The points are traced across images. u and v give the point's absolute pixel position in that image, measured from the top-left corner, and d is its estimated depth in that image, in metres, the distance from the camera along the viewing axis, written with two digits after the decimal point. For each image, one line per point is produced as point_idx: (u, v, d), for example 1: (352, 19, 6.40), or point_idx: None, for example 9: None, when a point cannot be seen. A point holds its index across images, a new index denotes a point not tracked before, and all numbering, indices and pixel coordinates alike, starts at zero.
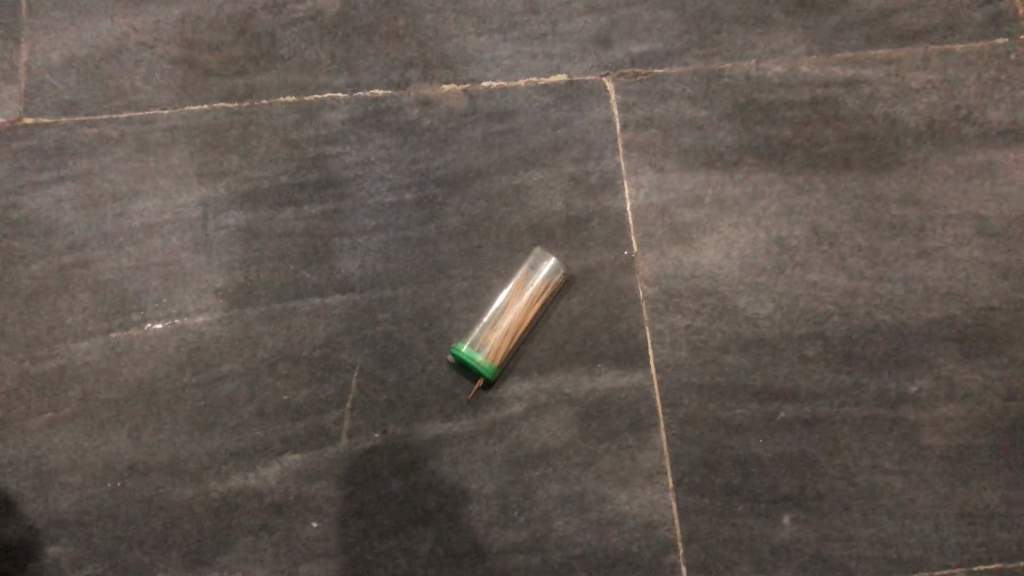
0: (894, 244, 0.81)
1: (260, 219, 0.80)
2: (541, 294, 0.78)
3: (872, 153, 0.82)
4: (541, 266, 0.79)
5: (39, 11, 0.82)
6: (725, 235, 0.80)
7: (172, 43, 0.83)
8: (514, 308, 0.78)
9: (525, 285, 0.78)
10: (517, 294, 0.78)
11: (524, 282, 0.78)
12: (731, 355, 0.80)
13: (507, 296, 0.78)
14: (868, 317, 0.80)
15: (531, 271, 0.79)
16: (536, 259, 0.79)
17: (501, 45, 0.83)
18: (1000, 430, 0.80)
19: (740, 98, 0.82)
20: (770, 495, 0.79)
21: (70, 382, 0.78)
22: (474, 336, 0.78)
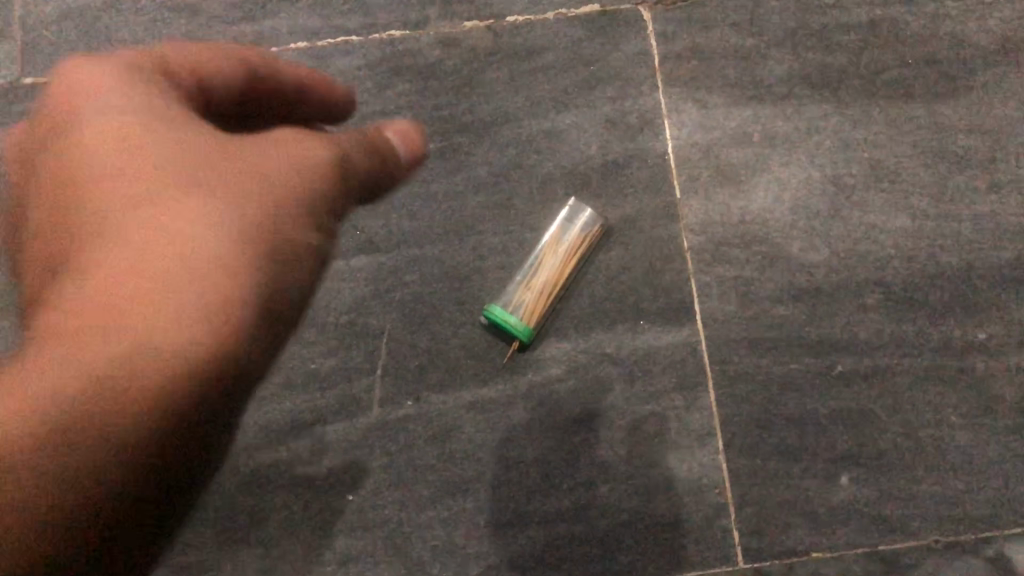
0: (962, 178, 0.74)
1: None
2: (579, 249, 0.73)
3: (937, 77, 0.75)
4: (577, 219, 0.74)
5: None
6: (775, 175, 0.74)
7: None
8: (550, 263, 0.73)
9: (559, 241, 0.73)
10: (551, 251, 0.73)
11: (560, 235, 0.73)
12: (784, 306, 0.74)
13: (542, 251, 0.74)
14: (934, 260, 0.74)
15: (567, 223, 0.74)
16: (572, 212, 0.74)
17: None
18: None
19: (790, 24, 0.76)
20: (828, 455, 0.74)
21: None
22: (505, 296, 0.73)
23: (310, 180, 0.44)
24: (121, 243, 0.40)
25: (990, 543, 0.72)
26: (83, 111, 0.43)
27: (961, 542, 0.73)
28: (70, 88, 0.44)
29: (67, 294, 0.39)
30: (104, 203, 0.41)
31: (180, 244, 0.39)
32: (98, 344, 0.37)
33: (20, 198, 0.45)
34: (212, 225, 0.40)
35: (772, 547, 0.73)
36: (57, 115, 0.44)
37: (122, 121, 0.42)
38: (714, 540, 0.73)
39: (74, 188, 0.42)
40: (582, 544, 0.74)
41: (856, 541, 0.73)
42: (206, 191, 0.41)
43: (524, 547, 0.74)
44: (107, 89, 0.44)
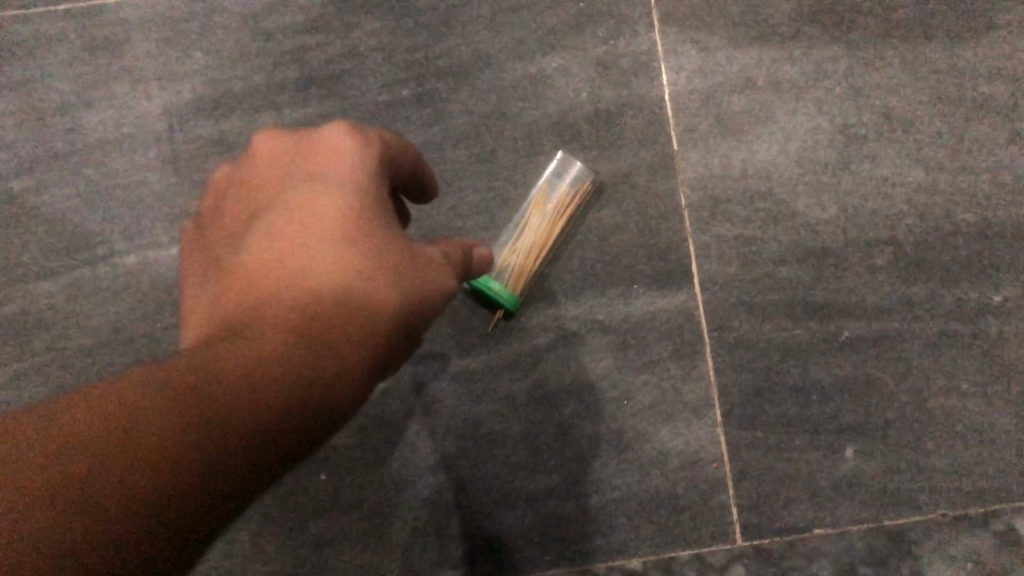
0: (979, 127, 0.68)
1: (232, 128, 0.69)
2: (568, 206, 0.67)
3: (954, 16, 0.69)
4: (564, 174, 0.68)
5: None
6: (779, 124, 0.69)
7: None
8: (535, 223, 0.67)
9: (546, 201, 0.67)
10: (538, 211, 0.67)
11: (546, 194, 0.68)
12: (787, 267, 0.69)
13: (526, 211, 0.68)
14: (947, 217, 0.68)
15: (553, 180, 0.68)
16: (558, 167, 0.68)
17: None
18: None
19: None
20: (833, 425, 0.69)
21: (28, 330, 0.67)
22: None
23: (450, 288, 0.47)
24: (322, 283, 0.43)
25: (1000, 516, 0.68)
26: (337, 161, 0.47)
27: (969, 515, 0.68)
28: (330, 139, 0.48)
29: (271, 315, 0.42)
30: (320, 244, 0.44)
31: (363, 311, 0.43)
32: (267, 378, 0.39)
33: (243, 195, 0.49)
34: (393, 306, 0.44)
35: (772, 525, 0.68)
36: (310, 155, 0.48)
37: (365, 190, 0.46)
38: (712, 517, 0.69)
39: (304, 222, 0.45)
40: (571, 524, 0.69)
41: (860, 516, 0.68)
42: (399, 274, 0.45)
43: (509, 528, 0.69)
44: (356, 156, 0.47)
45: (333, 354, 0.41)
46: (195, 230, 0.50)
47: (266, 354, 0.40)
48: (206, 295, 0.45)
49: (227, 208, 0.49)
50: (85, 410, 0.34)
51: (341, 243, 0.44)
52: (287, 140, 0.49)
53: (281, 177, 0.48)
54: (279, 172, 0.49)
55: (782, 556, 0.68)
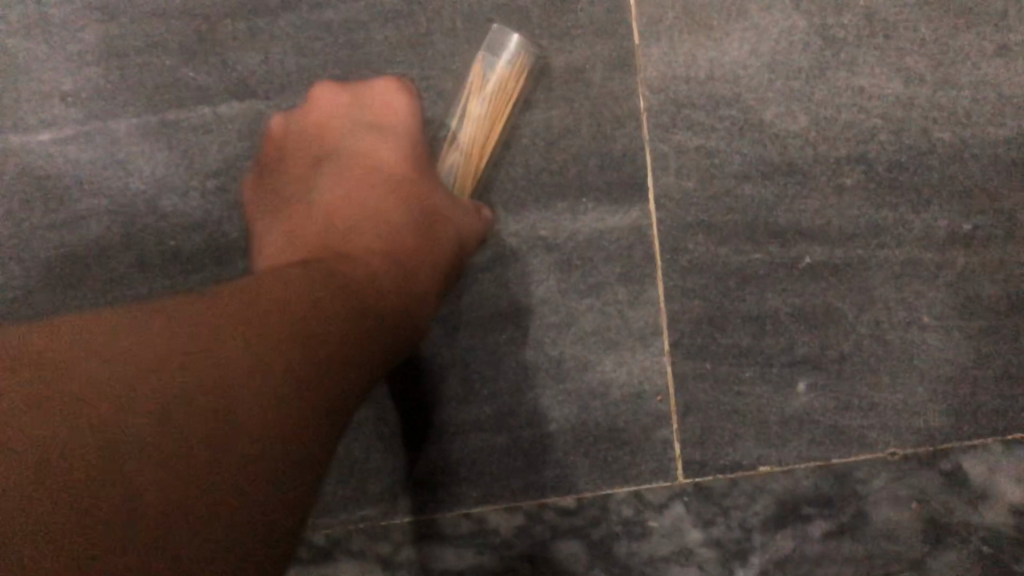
0: (964, 37, 0.62)
1: None
2: (512, 90, 0.59)
3: None
4: (500, 52, 0.59)
5: None
6: (751, 21, 0.62)
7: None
8: (476, 114, 0.58)
9: (484, 83, 0.58)
10: (477, 96, 0.58)
11: (484, 78, 0.58)
12: (750, 183, 0.62)
13: (466, 101, 0.59)
14: (924, 136, 0.62)
15: (488, 60, 0.59)
16: (492, 46, 0.59)
17: None
18: None
19: None
20: (786, 358, 0.63)
21: None
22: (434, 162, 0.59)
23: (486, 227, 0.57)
24: (393, 221, 0.51)
25: (948, 456, 0.64)
26: (393, 117, 0.56)
27: (919, 455, 0.64)
28: (379, 97, 0.56)
29: (353, 253, 0.48)
30: (384, 193, 0.53)
31: (428, 242, 0.52)
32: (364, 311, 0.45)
33: (306, 147, 0.57)
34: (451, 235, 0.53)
35: (716, 462, 0.63)
36: (365, 110, 0.56)
37: (414, 141, 0.56)
38: (653, 453, 0.63)
39: (372, 170, 0.54)
40: (501, 458, 0.63)
41: (808, 454, 0.64)
42: (451, 209, 0.54)
43: (436, 460, 0.63)
44: (404, 109, 0.56)
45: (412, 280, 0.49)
46: (262, 178, 0.57)
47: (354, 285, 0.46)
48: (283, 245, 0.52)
49: (291, 158, 0.57)
50: (129, 370, 0.35)
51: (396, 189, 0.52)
52: (338, 94, 0.57)
53: (343, 130, 0.56)
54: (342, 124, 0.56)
55: (723, 495, 0.63)
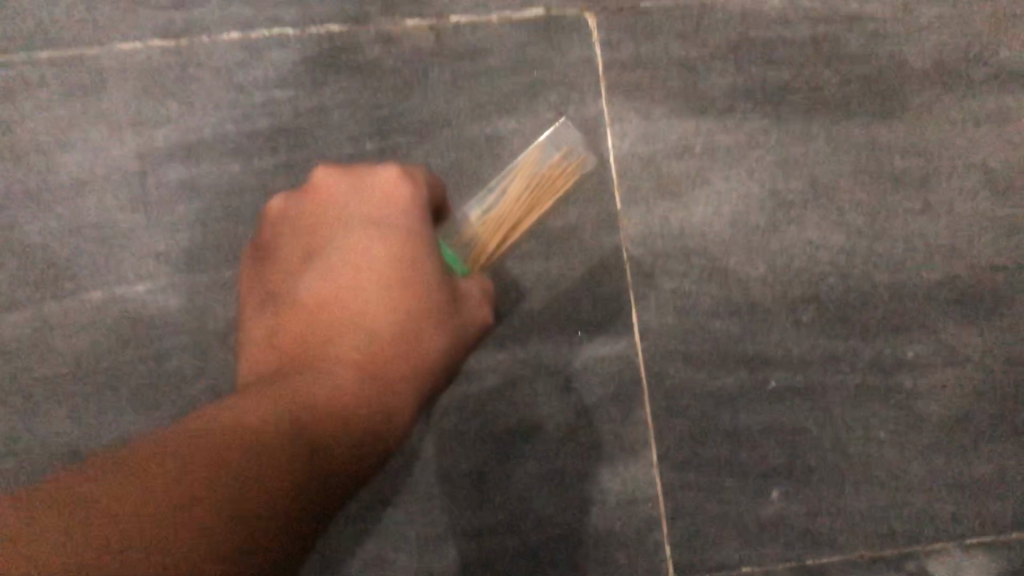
0: (893, 198, 0.71)
1: (205, 174, 0.66)
2: (561, 182, 0.59)
3: (871, 98, 0.70)
4: (558, 145, 0.61)
5: None
6: (714, 189, 0.71)
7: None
8: (515, 192, 0.58)
9: (530, 167, 0.59)
10: (520, 176, 0.59)
11: (537, 163, 0.59)
12: (720, 320, 0.72)
13: (512, 179, 0.59)
14: (867, 280, 0.72)
15: (547, 150, 0.60)
16: (553, 141, 0.62)
17: None
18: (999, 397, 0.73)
19: (734, 37, 0.70)
20: (760, 469, 0.73)
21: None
22: (458, 221, 0.56)
23: (489, 317, 0.54)
24: (379, 325, 0.50)
25: (910, 557, 0.73)
26: (391, 210, 0.52)
27: (884, 556, 0.73)
28: (383, 182, 0.53)
29: (339, 353, 0.50)
30: (376, 288, 0.51)
31: (417, 343, 0.50)
32: (339, 419, 0.48)
33: (304, 229, 0.54)
34: (441, 340, 0.51)
35: (705, 563, 0.72)
36: (365, 198, 0.53)
37: (407, 240, 0.51)
38: (649, 553, 0.73)
39: (364, 262, 0.51)
40: (513, 558, 0.72)
41: (785, 555, 0.73)
42: (441, 315, 0.51)
43: (454, 561, 0.72)
44: (408, 201, 0.52)
45: (392, 389, 0.50)
46: (260, 256, 0.56)
47: (335, 393, 0.48)
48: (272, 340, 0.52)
49: (286, 239, 0.55)
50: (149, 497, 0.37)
51: (393, 285, 0.50)
52: (342, 176, 0.54)
53: (338, 212, 0.53)
54: (338, 207, 0.53)
55: None
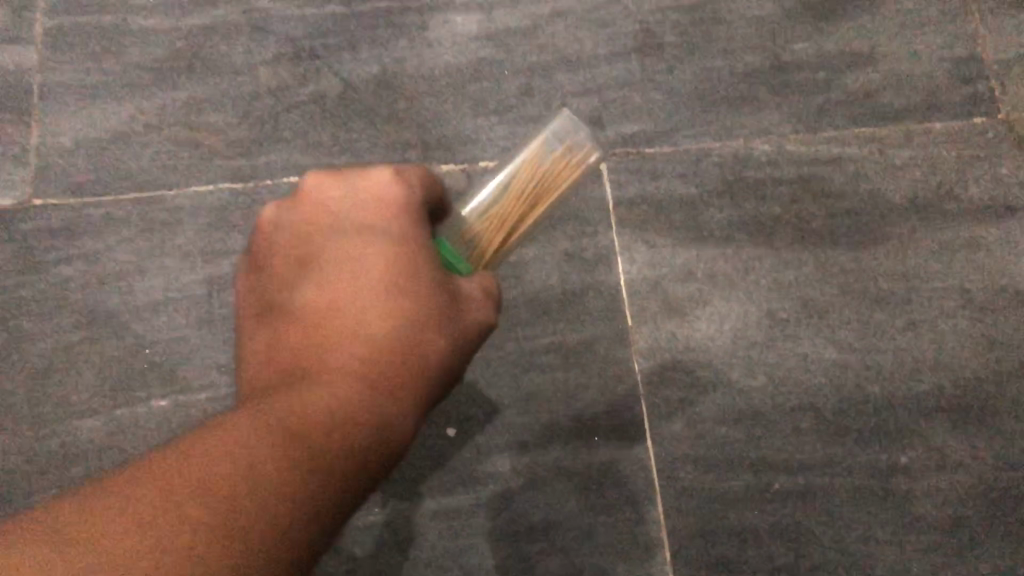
0: (878, 316, 0.74)
1: None
2: (567, 175, 0.52)
3: (853, 232, 0.74)
4: (565, 133, 0.52)
5: (49, 91, 0.73)
6: (715, 309, 0.74)
7: (143, 104, 0.73)
8: (520, 182, 0.52)
9: (537, 155, 0.52)
10: (527, 163, 0.52)
11: (539, 159, 0.52)
12: (724, 426, 0.73)
13: (510, 175, 0.52)
14: (858, 389, 0.73)
15: (550, 143, 0.52)
16: (560, 129, 0.53)
17: (471, 120, 0.73)
18: (1003, 498, 0.71)
19: (729, 176, 0.74)
20: (768, 567, 0.71)
21: (52, 467, 0.68)
22: (457, 215, 0.51)
23: (492, 317, 0.48)
24: (376, 341, 0.43)
25: None
26: (385, 215, 0.46)
27: None
28: (372, 184, 0.46)
29: (331, 377, 0.43)
30: (371, 300, 0.44)
31: (415, 357, 0.44)
32: (331, 449, 0.41)
33: (290, 238, 0.47)
34: (441, 348, 0.44)
35: None
36: (356, 202, 0.46)
37: (407, 248, 0.45)
38: None
39: (358, 272, 0.44)
40: None
41: None
42: (439, 320, 0.44)
43: None
44: (399, 205, 0.46)
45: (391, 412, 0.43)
46: (249, 270, 0.48)
47: (325, 420, 0.41)
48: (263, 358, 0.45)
49: (275, 251, 0.47)
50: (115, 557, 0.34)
51: (392, 296, 0.44)
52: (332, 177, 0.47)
53: (326, 217, 0.46)
54: (328, 211, 0.46)
55: None
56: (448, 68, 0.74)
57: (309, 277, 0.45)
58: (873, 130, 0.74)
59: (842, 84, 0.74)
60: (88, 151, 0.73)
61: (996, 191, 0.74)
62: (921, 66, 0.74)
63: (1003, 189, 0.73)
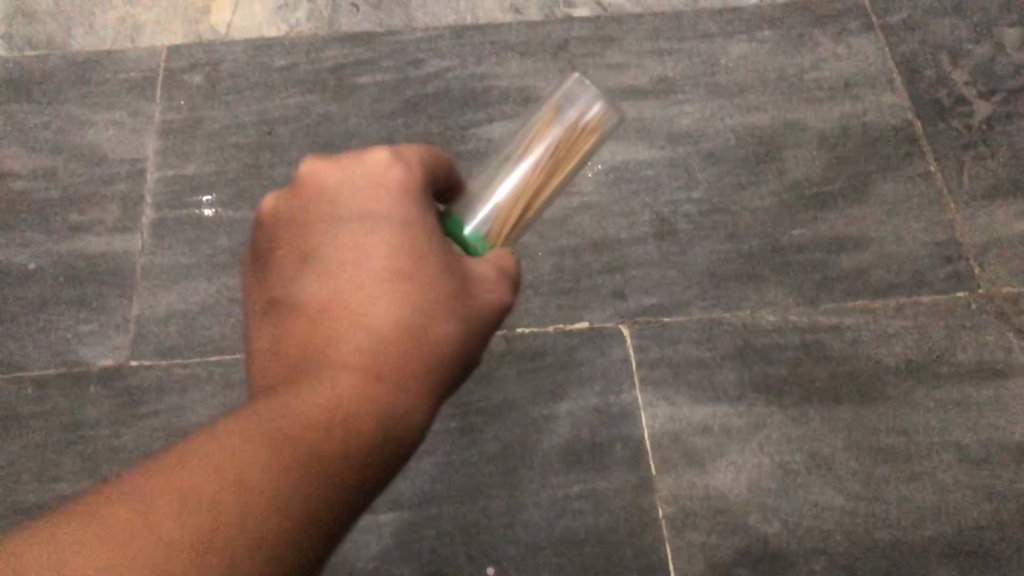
0: (881, 468, 0.78)
1: None
2: (589, 132, 0.48)
3: (857, 391, 0.80)
4: (579, 90, 0.48)
5: (152, 266, 0.82)
6: (732, 460, 0.78)
7: (230, 280, 0.81)
8: (536, 153, 0.47)
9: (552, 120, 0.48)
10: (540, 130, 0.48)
11: (554, 123, 0.48)
12: (744, 570, 0.75)
13: (525, 146, 0.48)
14: (868, 534, 0.76)
15: (564, 106, 0.48)
16: (572, 92, 0.48)
17: None
18: None
19: (740, 341, 0.81)
20: None
21: None
22: (469, 202, 0.47)
23: (511, 298, 0.45)
24: (382, 327, 0.42)
25: None
26: (384, 195, 0.44)
27: None
28: (376, 162, 0.44)
29: (335, 365, 0.41)
30: (375, 286, 0.42)
31: (425, 342, 0.42)
32: (336, 443, 0.39)
33: (292, 230, 0.45)
34: (454, 329, 0.42)
35: None
36: (356, 183, 0.44)
37: (408, 231, 0.43)
38: None
39: (362, 260, 0.43)
40: None
41: None
42: (453, 304, 0.42)
43: None
44: (396, 183, 0.44)
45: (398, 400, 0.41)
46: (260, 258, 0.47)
47: (328, 406, 0.40)
48: (272, 344, 0.43)
49: (276, 245, 0.45)
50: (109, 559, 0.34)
51: (400, 280, 0.42)
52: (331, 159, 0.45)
53: (326, 196, 0.44)
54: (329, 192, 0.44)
55: None
56: None
57: (311, 264, 0.43)
58: (867, 302, 0.82)
59: (836, 263, 0.83)
60: (178, 319, 0.80)
61: (982, 356, 0.81)
62: (908, 246, 0.83)
63: (988, 355, 0.81)
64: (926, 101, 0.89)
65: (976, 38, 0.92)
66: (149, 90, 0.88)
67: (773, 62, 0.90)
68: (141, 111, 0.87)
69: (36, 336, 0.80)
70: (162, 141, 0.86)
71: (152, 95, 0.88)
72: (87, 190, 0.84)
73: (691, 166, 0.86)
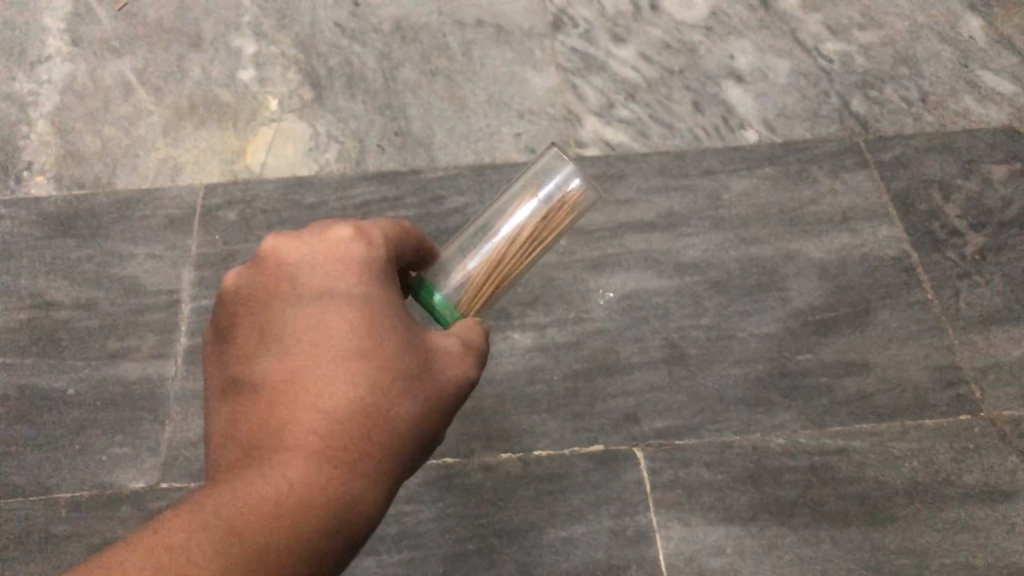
0: None
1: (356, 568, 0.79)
2: (549, 230, 0.64)
3: (865, 512, 0.82)
4: (551, 184, 0.64)
5: (185, 392, 0.86)
6: None
7: None
8: (524, 214, 0.63)
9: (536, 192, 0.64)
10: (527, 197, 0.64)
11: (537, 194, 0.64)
12: None
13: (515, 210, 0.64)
14: None
15: (546, 181, 0.64)
16: (554, 169, 0.64)
17: (527, 414, 0.85)
18: None
19: (750, 462, 0.83)
20: None
21: None
22: (470, 244, 0.62)
23: (470, 372, 0.53)
24: (344, 397, 0.47)
25: None
26: (346, 273, 0.51)
27: None
28: (338, 250, 0.52)
29: (299, 432, 0.47)
30: (337, 361, 0.48)
31: (384, 415, 0.48)
32: (296, 510, 0.44)
33: (256, 307, 0.51)
34: (410, 404, 0.49)
35: None
36: (317, 267, 0.51)
37: (370, 307, 0.50)
38: None
39: (325, 337, 0.49)
40: None
41: None
42: (409, 382, 0.49)
43: None
44: (357, 262, 0.52)
45: (359, 471, 0.46)
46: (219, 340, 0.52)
47: (294, 469, 0.45)
48: (236, 416, 0.49)
49: (242, 321, 0.51)
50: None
51: (359, 356, 0.48)
52: (294, 246, 0.52)
53: (289, 279, 0.51)
54: (293, 276, 0.51)
55: None
56: (512, 373, 0.87)
57: (275, 342, 0.49)
58: (872, 425, 0.85)
59: (840, 387, 0.86)
60: None
61: (987, 478, 0.83)
62: (910, 370, 0.86)
63: (993, 476, 0.83)
64: (921, 232, 0.93)
65: (965, 173, 0.97)
66: (186, 226, 0.93)
67: (775, 195, 0.95)
68: (178, 244, 0.92)
69: (70, 460, 0.83)
70: (198, 273, 0.91)
71: (189, 231, 0.93)
72: (126, 321, 0.89)
73: (699, 293, 0.90)
